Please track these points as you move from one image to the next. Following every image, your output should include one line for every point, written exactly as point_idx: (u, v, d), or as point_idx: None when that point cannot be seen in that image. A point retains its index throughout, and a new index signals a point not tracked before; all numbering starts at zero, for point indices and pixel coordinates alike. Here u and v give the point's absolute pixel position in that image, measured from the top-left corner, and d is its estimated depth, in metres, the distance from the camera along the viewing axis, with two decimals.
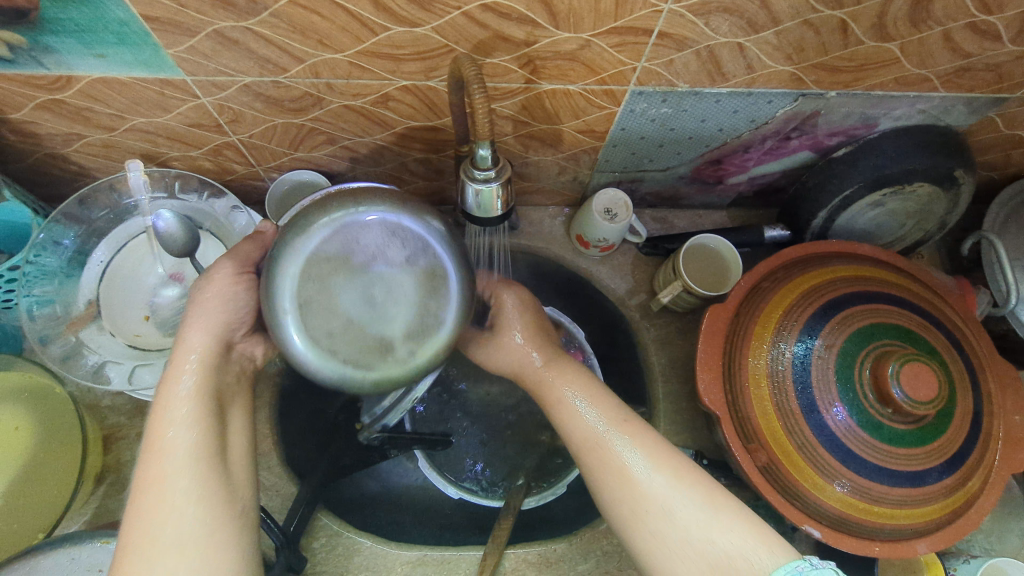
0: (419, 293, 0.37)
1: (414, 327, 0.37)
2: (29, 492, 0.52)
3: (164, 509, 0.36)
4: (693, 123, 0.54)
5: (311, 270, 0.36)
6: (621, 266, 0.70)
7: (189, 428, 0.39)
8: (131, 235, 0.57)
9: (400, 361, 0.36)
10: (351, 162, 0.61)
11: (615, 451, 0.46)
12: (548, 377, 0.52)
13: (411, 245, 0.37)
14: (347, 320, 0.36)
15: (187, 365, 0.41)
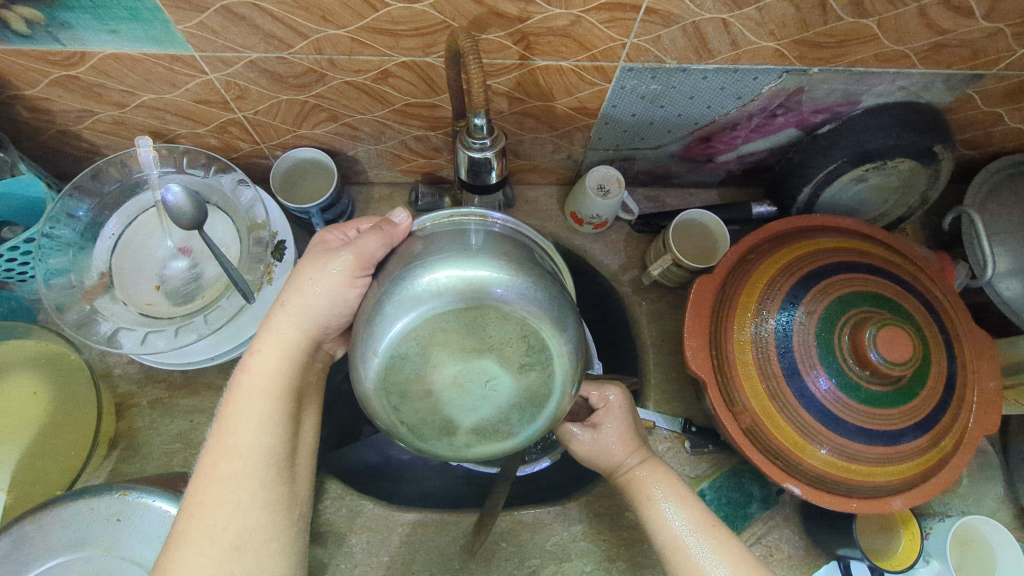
0: (508, 401, 0.36)
1: (485, 426, 0.37)
2: (50, 450, 0.55)
3: (225, 500, 0.40)
4: (682, 100, 0.56)
5: (428, 318, 0.36)
6: (614, 242, 0.72)
7: (261, 423, 0.42)
8: (141, 209, 0.59)
9: (451, 449, 0.37)
10: (352, 139, 0.63)
11: (701, 563, 0.46)
12: (641, 476, 0.51)
13: (533, 352, 0.36)
14: (426, 389, 0.36)
15: (281, 359, 0.44)
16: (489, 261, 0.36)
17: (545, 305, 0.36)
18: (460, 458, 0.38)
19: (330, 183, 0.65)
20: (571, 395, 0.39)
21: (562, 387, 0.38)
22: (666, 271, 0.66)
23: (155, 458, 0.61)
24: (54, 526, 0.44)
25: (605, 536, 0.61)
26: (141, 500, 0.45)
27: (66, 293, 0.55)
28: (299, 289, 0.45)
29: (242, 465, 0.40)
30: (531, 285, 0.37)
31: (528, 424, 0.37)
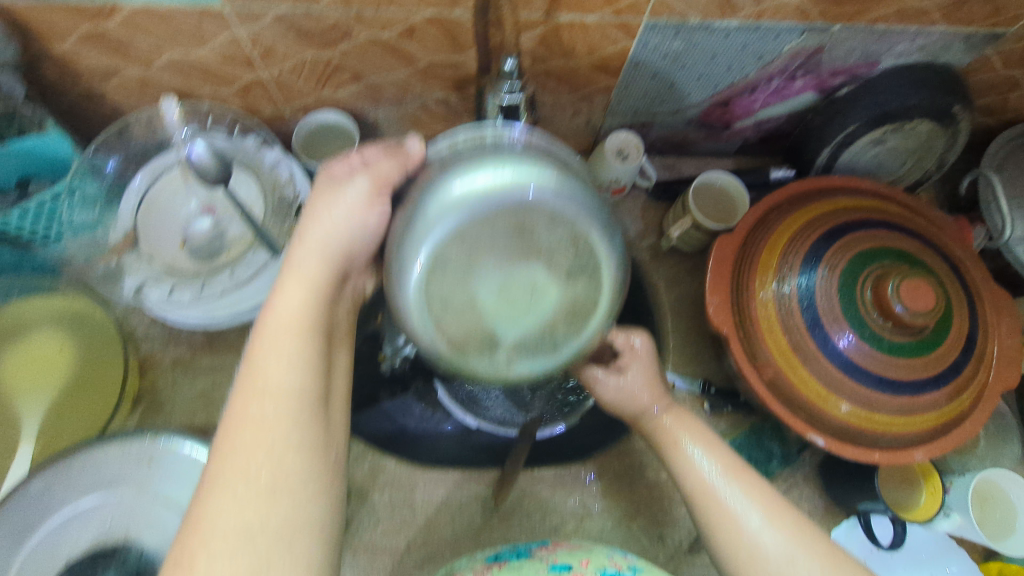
0: (552, 312, 0.37)
1: (529, 339, 0.37)
2: (77, 404, 0.56)
3: (252, 439, 0.37)
4: (703, 60, 0.57)
5: (474, 226, 0.36)
6: (632, 209, 0.73)
7: (291, 361, 0.40)
8: (166, 167, 0.59)
9: (494, 364, 0.38)
10: (374, 101, 0.63)
11: (727, 499, 0.45)
12: (669, 424, 0.50)
13: (577, 263, 0.37)
14: (473, 298, 0.36)
15: (309, 296, 0.42)
16: (535, 171, 0.37)
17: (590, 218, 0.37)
18: (502, 374, 0.38)
19: (351, 146, 0.65)
20: (611, 311, 0.39)
21: (605, 301, 0.38)
22: (686, 234, 0.66)
23: (179, 416, 0.61)
24: (80, 470, 0.44)
25: (624, 494, 0.63)
26: (172, 444, 0.46)
27: (99, 246, 0.57)
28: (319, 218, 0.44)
29: (271, 402, 0.38)
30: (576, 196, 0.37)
31: (572, 338, 0.38)
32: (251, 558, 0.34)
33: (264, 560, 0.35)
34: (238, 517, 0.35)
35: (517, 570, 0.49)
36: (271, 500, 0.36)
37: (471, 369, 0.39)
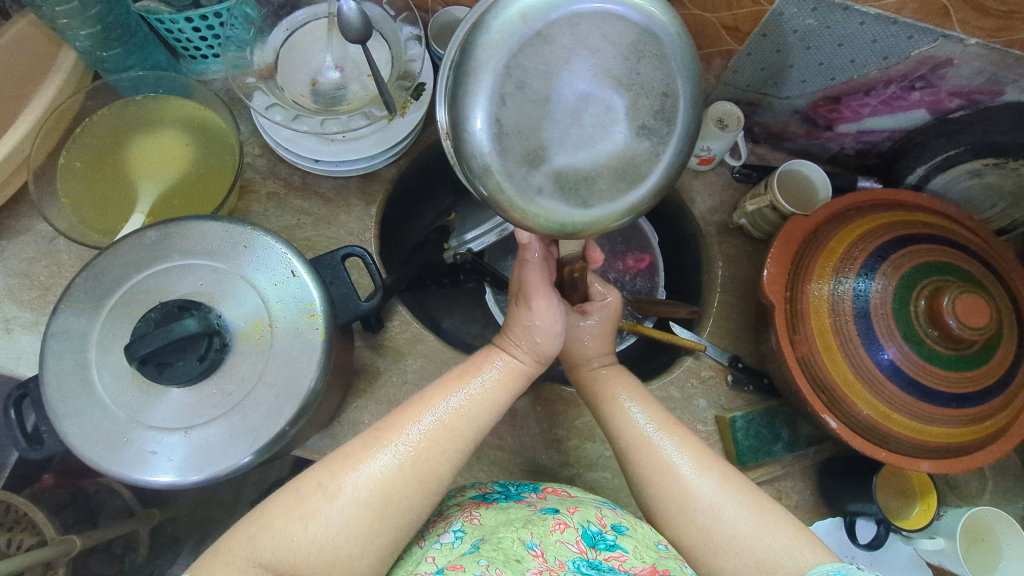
0: (600, 162, 0.39)
1: (567, 178, 0.39)
2: (186, 194, 0.62)
3: (432, 433, 0.48)
4: (829, 45, 0.58)
5: (590, 26, 0.38)
6: (713, 183, 0.75)
7: (494, 403, 0.53)
8: (314, 16, 0.64)
9: (519, 180, 0.39)
10: None
11: (664, 451, 0.51)
12: (604, 376, 0.58)
13: (649, 128, 0.39)
14: (543, 96, 0.37)
15: (492, 392, 0.53)
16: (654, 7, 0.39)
17: (686, 99, 0.40)
18: (520, 201, 0.39)
19: None
20: (648, 205, 0.42)
21: (654, 177, 0.40)
22: (758, 214, 0.68)
23: None
24: (187, 231, 0.51)
25: None
26: (265, 239, 0.52)
27: (243, 64, 0.63)
28: (537, 354, 0.55)
29: (455, 416, 0.50)
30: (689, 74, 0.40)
31: (599, 203, 0.40)
32: (365, 525, 0.44)
33: (377, 528, 0.45)
34: (380, 482, 0.46)
35: (504, 511, 0.50)
36: (398, 474, 0.46)
37: (493, 171, 0.39)
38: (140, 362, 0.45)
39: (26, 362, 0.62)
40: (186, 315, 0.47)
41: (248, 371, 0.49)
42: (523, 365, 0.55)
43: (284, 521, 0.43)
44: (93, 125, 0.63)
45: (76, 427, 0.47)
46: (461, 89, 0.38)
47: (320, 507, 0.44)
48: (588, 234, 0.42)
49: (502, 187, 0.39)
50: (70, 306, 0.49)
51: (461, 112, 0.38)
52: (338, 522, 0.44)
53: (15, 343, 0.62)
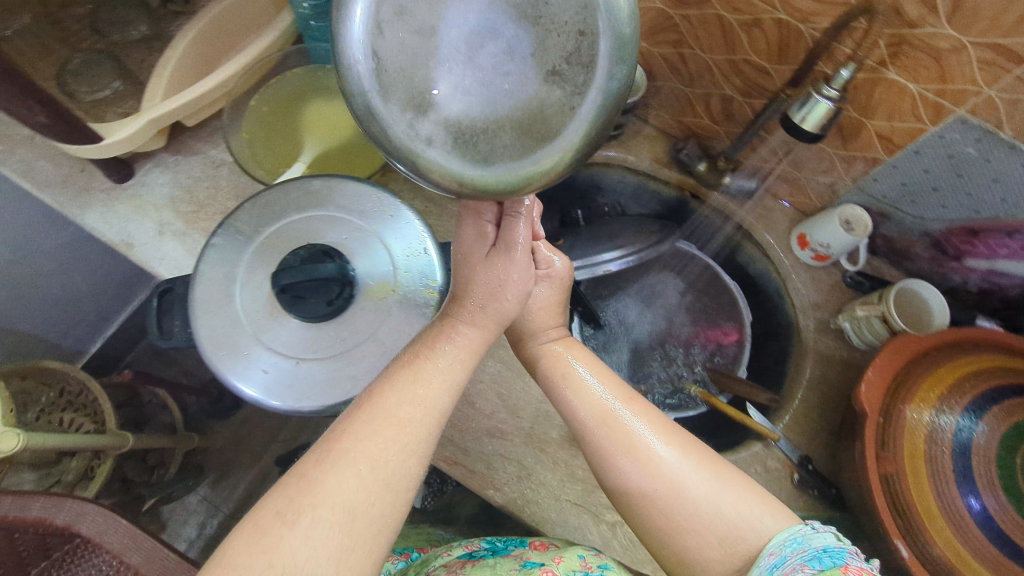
0: (502, 110, 0.32)
1: (461, 129, 0.32)
2: (343, 158, 0.69)
3: (380, 428, 0.43)
4: (982, 180, 0.58)
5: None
6: (821, 280, 0.74)
7: (452, 384, 0.47)
8: None
9: (407, 127, 0.33)
10: (670, 71, 0.72)
11: (624, 420, 0.51)
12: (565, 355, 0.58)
13: (561, 74, 0.32)
14: (431, 29, 0.31)
15: (453, 355, 0.48)
16: None
17: (606, 41, 0.32)
18: (407, 152, 0.33)
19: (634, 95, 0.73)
20: (562, 171, 0.34)
21: (568, 136, 0.33)
22: (864, 323, 0.67)
23: None
24: (346, 189, 0.57)
25: None
26: (408, 215, 0.57)
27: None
28: (501, 317, 0.51)
29: (410, 404, 0.45)
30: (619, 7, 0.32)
31: (502, 160, 0.33)
32: (344, 550, 0.39)
33: (354, 545, 0.39)
34: (341, 497, 0.40)
35: (491, 566, 0.53)
36: (364, 475, 0.41)
37: (376, 116, 0.33)
38: (281, 290, 0.51)
39: (166, 265, 0.69)
40: (328, 260, 0.53)
41: (363, 324, 0.53)
42: (484, 335, 0.51)
43: (252, 564, 0.36)
44: (283, 80, 0.71)
45: (208, 331, 0.52)
46: (338, 15, 0.33)
47: (282, 535, 0.38)
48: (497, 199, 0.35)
49: (389, 133, 0.33)
50: (231, 226, 0.55)
51: (340, 43, 0.33)
52: (317, 548, 0.38)
53: (163, 245, 0.69)
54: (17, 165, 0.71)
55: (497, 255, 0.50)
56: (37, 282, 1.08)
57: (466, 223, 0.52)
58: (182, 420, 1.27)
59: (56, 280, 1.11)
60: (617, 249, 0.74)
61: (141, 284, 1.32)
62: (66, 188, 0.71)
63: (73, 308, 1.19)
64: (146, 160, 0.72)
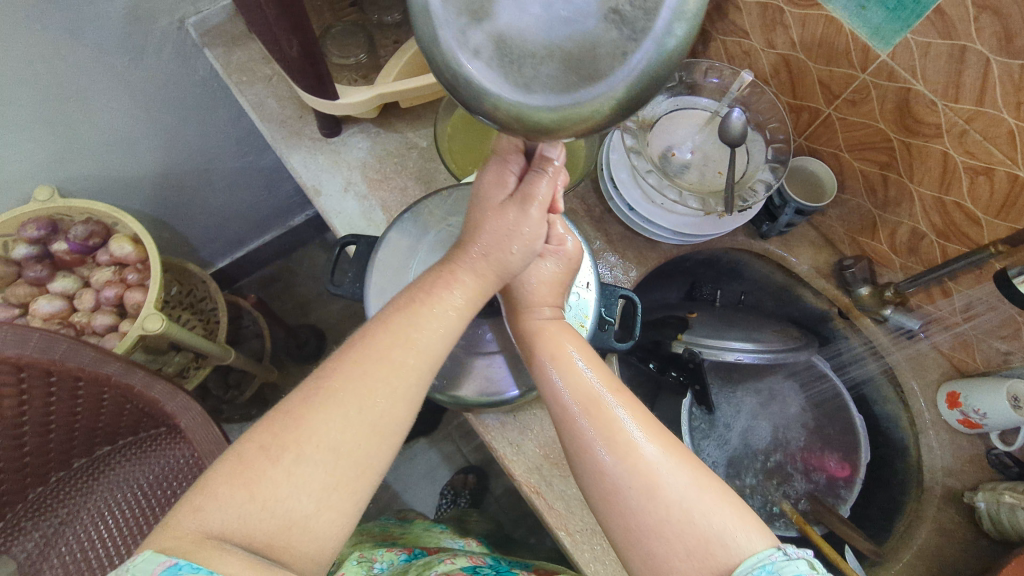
0: (555, 38, 0.31)
1: (509, 47, 0.32)
2: None
3: (368, 369, 0.47)
4: None
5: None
6: (959, 447, 0.69)
7: (446, 333, 0.50)
8: (695, 106, 0.74)
9: (458, 36, 0.33)
10: (865, 189, 0.70)
11: (611, 408, 0.50)
12: (557, 328, 0.56)
13: (623, 16, 0.31)
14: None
15: (454, 305, 0.52)
16: None
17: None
18: (450, 61, 0.34)
19: (822, 200, 0.72)
20: (594, 121, 0.34)
21: (618, 83, 0.32)
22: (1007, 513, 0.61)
23: None
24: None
25: None
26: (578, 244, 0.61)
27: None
28: (501, 267, 0.53)
29: (402, 347, 0.48)
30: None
31: (538, 90, 0.33)
32: (326, 492, 0.44)
33: (336, 484, 0.44)
34: (327, 439, 0.44)
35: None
36: (350, 413, 0.46)
37: (430, 19, 0.34)
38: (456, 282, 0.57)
39: (341, 219, 0.75)
40: None
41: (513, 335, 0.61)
42: (480, 284, 0.53)
43: (235, 498, 0.41)
44: None
45: (381, 292, 0.57)
46: None
47: (266, 470, 0.42)
48: (526, 133, 0.35)
49: (440, 39, 0.33)
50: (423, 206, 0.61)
51: None
52: (300, 487, 0.43)
53: (344, 201, 0.76)
54: (252, 97, 0.81)
55: (511, 204, 0.53)
56: (206, 195, 1.20)
57: (491, 167, 0.54)
58: (269, 352, 1.37)
59: (220, 197, 1.23)
60: (750, 342, 0.72)
61: (278, 221, 1.43)
62: (282, 127, 0.79)
63: (220, 225, 1.31)
64: (354, 124, 0.80)
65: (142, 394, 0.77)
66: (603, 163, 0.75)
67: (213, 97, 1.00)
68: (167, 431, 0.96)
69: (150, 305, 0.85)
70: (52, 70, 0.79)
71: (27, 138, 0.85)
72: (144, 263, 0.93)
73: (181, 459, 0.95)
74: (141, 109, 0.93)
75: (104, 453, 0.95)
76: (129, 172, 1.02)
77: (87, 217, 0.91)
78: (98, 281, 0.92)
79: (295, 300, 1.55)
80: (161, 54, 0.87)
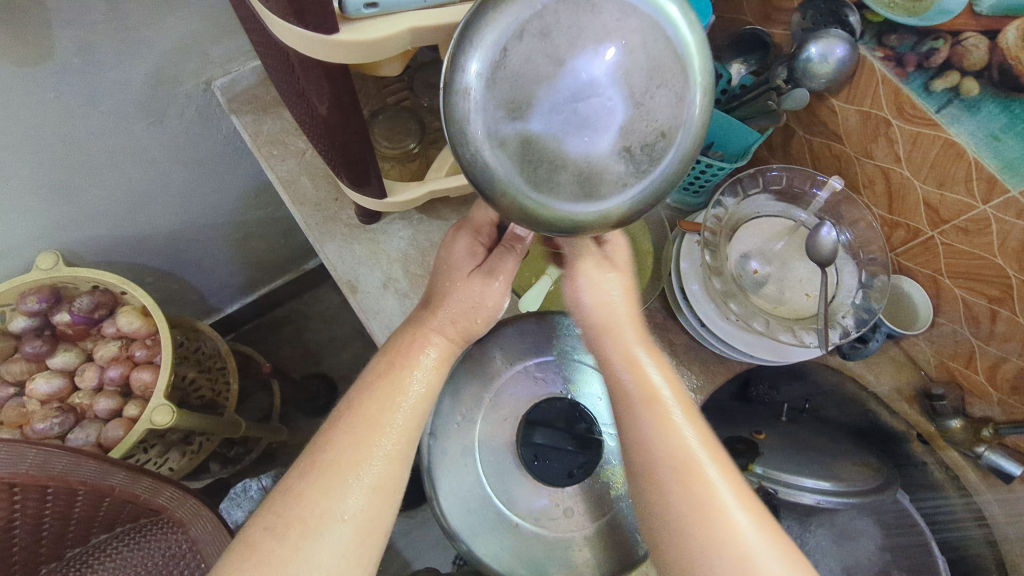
0: (572, 156, 0.35)
1: (534, 151, 0.35)
2: None
3: (359, 434, 0.48)
4: None
5: (639, 24, 0.35)
6: None
7: (427, 390, 0.52)
8: (777, 214, 0.67)
9: (489, 121, 0.35)
10: (965, 319, 0.63)
11: (705, 472, 0.46)
12: (643, 368, 0.52)
13: (632, 154, 0.36)
14: (560, 58, 0.34)
15: (427, 370, 0.52)
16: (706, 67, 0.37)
17: (672, 153, 0.37)
18: (473, 140, 0.36)
19: (911, 330, 0.65)
20: (585, 222, 0.39)
21: (612, 200, 0.38)
22: None
23: None
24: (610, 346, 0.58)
25: None
26: None
27: (687, 205, 0.74)
28: (467, 332, 0.55)
29: (389, 411, 0.50)
30: (688, 143, 0.38)
31: (546, 190, 0.37)
32: (337, 564, 0.45)
33: (348, 550, 0.45)
34: (331, 508, 0.46)
35: None
36: (353, 482, 0.47)
37: (467, 96, 0.35)
38: (529, 446, 0.52)
39: (379, 321, 0.68)
40: (583, 427, 0.53)
41: (590, 507, 0.51)
42: (451, 345, 0.54)
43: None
44: None
45: (442, 447, 0.53)
46: (490, 5, 0.35)
47: (271, 551, 0.44)
48: (516, 218, 0.39)
49: (469, 117, 0.36)
50: (500, 347, 0.57)
51: (481, 26, 0.35)
52: (312, 563, 0.44)
53: (383, 299, 0.69)
54: (283, 174, 0.74)
55: (478, 278, 0.55)
56: (223, 250, 1.12)
57: (460, 237, 0.56)
58: (277, 407, 1.29)
59: (237, 251, 1.15)
60: (825, 480, 0.63)
61: (292, 267, 1.34)
62: (317, 212, 0.73)
63: (232, 275, 1.21)
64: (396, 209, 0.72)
65: (149, 502, 0.72)
66: (674, 269, 0.67)
67: (236, 154, 0.92)
68: (165, 519, 0.79)
69: (158, 394, 0.78)
70: (64, 139, 0.72)
71: (32, 207, 0.78)
72: (153, 338, 0.86)
73: (180, 549, 0.78)
74: (159, 171, 0.85)
75: (98, 542, 0.79)
76: (140, 232, 0.94)
77: (94, 286, 0.83)
78: (102, 356, 0.84)
79: (306, 348, 1.46)
80: (183, 118, 0.80)
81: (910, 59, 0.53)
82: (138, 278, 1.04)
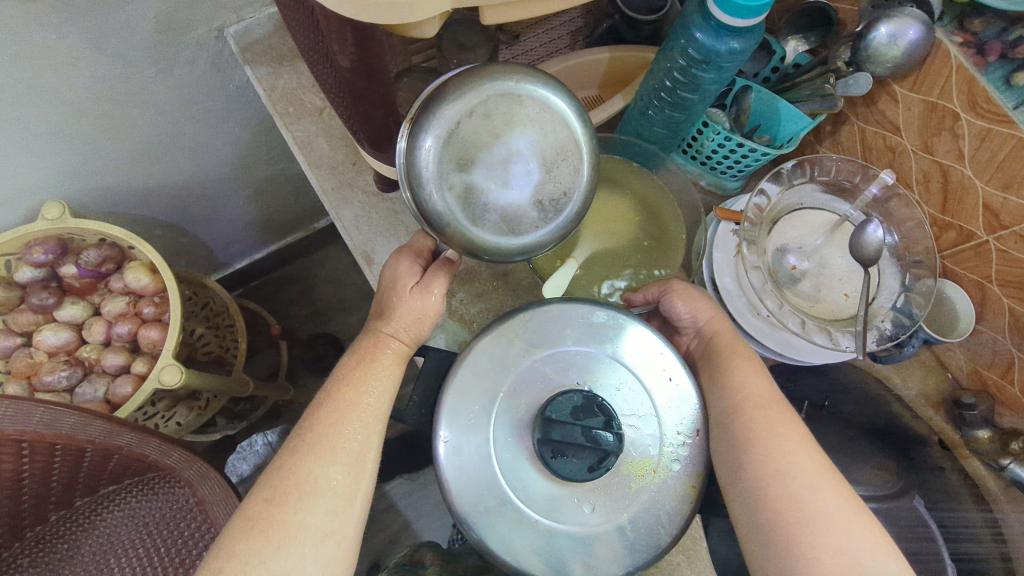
0: (496, 206, 0.42)
1: (469, 198, 0.42)
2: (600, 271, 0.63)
3: (338, 413, 0.51)
4: None
5: (552, 115, 0.43)
6: None
7: (393, 376, 0.54)
8: (816, 206, 0.63)
9: (436, 170, 0.41)
10: (1009, 330, 0.59)
11: (782, 435, 0.51)
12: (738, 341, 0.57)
13: (543, 210, 0.44)
14: (496, 132, 0.42)
15: (391, 357, 0.55)
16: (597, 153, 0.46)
17: (572, 210, 0.46)
18: (424, 185, 0.42)
19: (952, 334, 0.63)
20: (503, 257, 0.45)
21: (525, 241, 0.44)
22: None
23: None
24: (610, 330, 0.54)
25: None
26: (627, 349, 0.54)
27: (725, 189, 0.70)
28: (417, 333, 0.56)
29: (365, 393, 0.53)
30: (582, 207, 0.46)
31: (478, 227, 0.43)
32: (330, 522, 0.48)
33: (339, 508, 0.49)
34: (320, 475, 0.49)
35: None
36: (336, 454, 0.50)
37: (420, 149, 0.41)
38: (546, 443, 0.50)
39: None
40: (601, 420, 0.50)
41: (612, 502, 0.50)
42: (405, 348, 0.56)
43: (252, 547, 0.45)
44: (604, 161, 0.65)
45: (458, 437, 0.51)
46: (443, 88, 0.42)
47: (271, 521, 0.46)
48: (457, 248, 0.44)
49: (421, 168, 0.41)
50: (498, 334, 0.54)
51: (435, 100, 0.41)
52: (306, 523, 0.47)
53: None
54: (299, 134, 0.71)
55: (416, 292, 0.55)
56: (232, 205, 1.08)
57: (401, 258, 0.57)
58: (284, 367, 1.28)
59: (248, 207, 1.12)
60: None
61: (302, 225, 1.30)
62: (333, 176, 0.70)
63: (241, 231, 1.19)
64: None
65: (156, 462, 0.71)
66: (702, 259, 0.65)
67: (246, 106, 0.87)
68: (159, 475, 0.79)
69: (166, 353, 0.77)
70: (67, 83, 0.68)
71: (36, 153, 0.74)
72: (162, 295, 0.84)
73: (188, 504, 0.78)
74: (166, 121, 0.81)
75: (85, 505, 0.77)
76: (148, 184, 0.91)
77: (101, 239, 0.81)
78: (110, 312, 0.83)
79: (314, 307, 1.44)
80: (193, 65, 0.75)
81: (992, 48, 0.49)
82: (146, 231, 1.01)
